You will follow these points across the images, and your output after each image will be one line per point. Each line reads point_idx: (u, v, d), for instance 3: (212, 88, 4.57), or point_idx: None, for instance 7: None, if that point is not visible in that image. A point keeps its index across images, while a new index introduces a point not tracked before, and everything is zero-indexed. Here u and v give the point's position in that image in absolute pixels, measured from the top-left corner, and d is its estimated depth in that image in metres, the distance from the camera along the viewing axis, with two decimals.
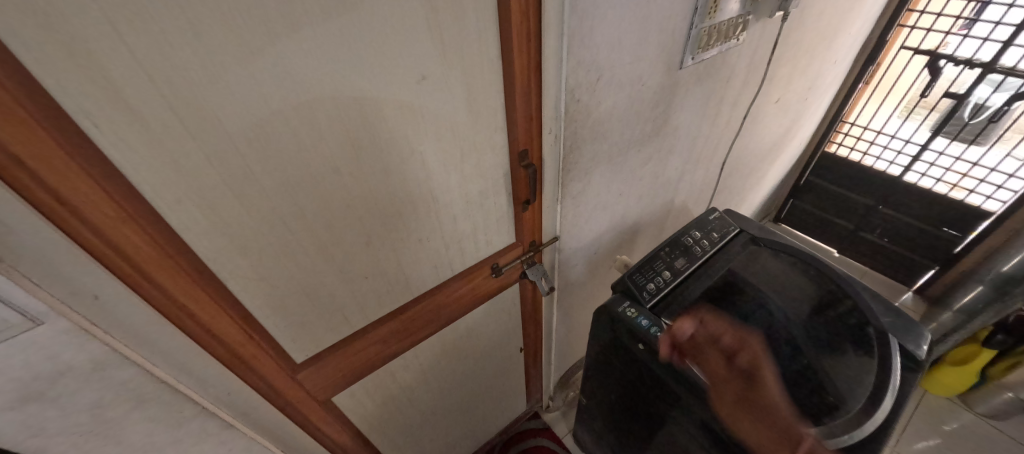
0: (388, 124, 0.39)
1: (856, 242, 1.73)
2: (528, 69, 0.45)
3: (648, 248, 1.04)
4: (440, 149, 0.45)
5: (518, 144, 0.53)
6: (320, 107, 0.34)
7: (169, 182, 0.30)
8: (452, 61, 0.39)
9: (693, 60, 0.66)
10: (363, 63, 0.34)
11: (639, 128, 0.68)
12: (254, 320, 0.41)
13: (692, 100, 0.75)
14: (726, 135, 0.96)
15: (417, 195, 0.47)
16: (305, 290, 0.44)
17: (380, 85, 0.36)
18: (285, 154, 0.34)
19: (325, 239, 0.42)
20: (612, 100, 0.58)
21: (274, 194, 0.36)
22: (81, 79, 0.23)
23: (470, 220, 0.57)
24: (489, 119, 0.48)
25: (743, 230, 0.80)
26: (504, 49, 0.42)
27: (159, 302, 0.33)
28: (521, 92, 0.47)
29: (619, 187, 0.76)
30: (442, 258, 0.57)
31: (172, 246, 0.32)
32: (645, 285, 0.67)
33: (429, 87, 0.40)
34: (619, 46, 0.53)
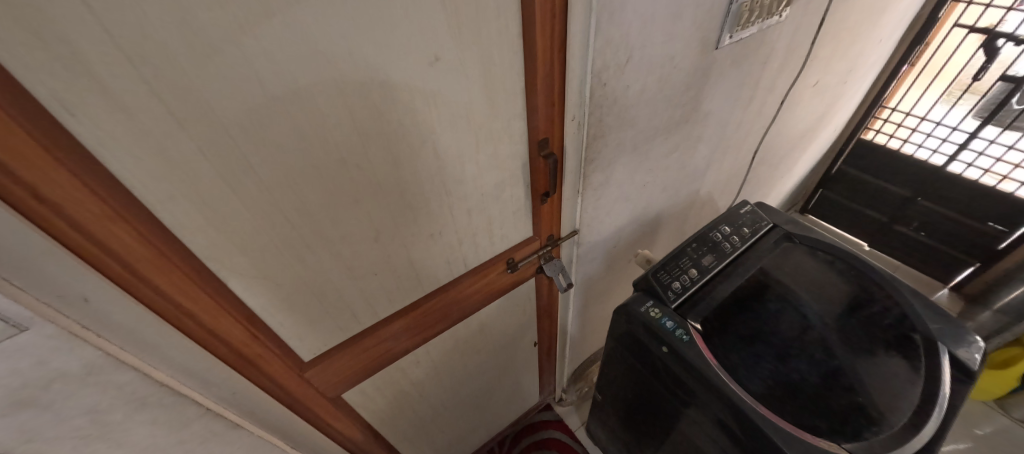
0: (398, 110, 0.36)
1: (889, 236, 1.64)
2: (551, 49, 0.41)
3: (669, 241, 0.99)
4: (454, 139, 0.42)
5: (538, 132, 0.48)
6: (324, 92, 0.31)
7: (160, 176, 0.27)
8: (469, 40, 0.35)
9: (731, 39, 0.61)
10: (371, 42, 0.30)
11: (667, 115, 0.63)
12: (259, 319, 0.40)
13: (726, 83, 0.69)
14: (759, 122, 0.89)
15: (429, 187, 0.44)
16: (312, 288, 0.41)
17: (390, 67, 0.33)
18: (286, 144, 0.31)
19: (332, 235, 0.39)
20: (640, 83, 0.53)
21: (276, 187, 0.33)
22: (51, 61, 0.20)
23: (485, 214, 0.53)
24: (506, 105, 0.43)
25: (776, 225, 0.74)
26: (526, 26, 0.38)
27: (155, 303, 0.31)
28: (543, 75, 0.43)
29: (643, 178, 0.71)
30: (455, 253, 0.54)
31: (167, 245, 0.30)
32: (670, 284, 0.63)
33: (443, 69, 0.36)
34: (653, 23, 0.48)
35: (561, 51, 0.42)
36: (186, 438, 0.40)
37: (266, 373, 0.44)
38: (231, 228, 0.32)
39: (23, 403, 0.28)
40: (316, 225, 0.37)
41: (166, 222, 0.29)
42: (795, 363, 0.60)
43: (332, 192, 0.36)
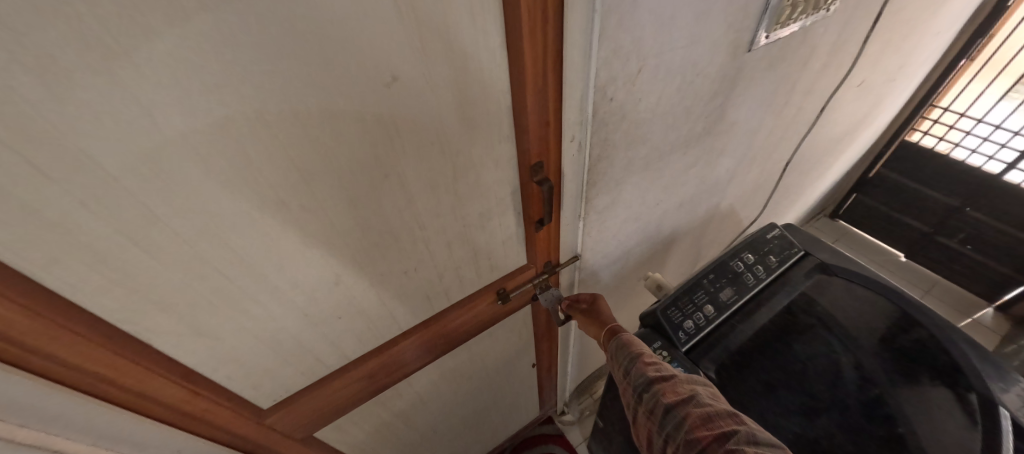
0: (349, 142, 0.30)
1: (928, 248, 1.50)
2: (540, 66, 0.34)
3: (684, 258, 0.91)
4: (423, 170, 0.36)
5: (529, 156, 0.42)
6: (250, 127, 0.25)
7: (42, 240, 0.23)
8: (437, 64, 0.29)
9: (767, 38, 0.51)
10: (306, 66, 0.24)
11: (686, 128, 0.55)
12: (196, 373, 0.37)
13: (757, 90, 0.60)
14: (792, 129, 0.79)
15: (396, 222, 0.39)
16: (253, 331, 0.38)
17: (334, 95, 0.27)
18: (208, 187, 0.27)
19: (274, 280, 0.36)
20: (655, 95, 0.45)
21: (200, 235, 0.29)
22: None
23: (467, 244, 0.48)
24: (489, 129, 0.37)
25: (808, 253, 0.65)
26: (510, 37, 0.31)
27: (60, 374, 0.29)
28: (534, 94, 0.36)
29: (657, 196, 0.63)
30: (433, 286, 0.50)
31: (65, 314, 0.27)
32: (682, 324, 0.55)
33: (405, 94, 0.29)
34: (672, 26, 0.40)
35: (556, 64, 0.35)
36: None
37: (213, 423, 0.41)
38: (146, 281, 0.29)
39: None
40: (252, 269, 0.34)
41: (55, 287, 0.26)
42: (819, 418, 0.53)
43: (268, 236, 0.32)
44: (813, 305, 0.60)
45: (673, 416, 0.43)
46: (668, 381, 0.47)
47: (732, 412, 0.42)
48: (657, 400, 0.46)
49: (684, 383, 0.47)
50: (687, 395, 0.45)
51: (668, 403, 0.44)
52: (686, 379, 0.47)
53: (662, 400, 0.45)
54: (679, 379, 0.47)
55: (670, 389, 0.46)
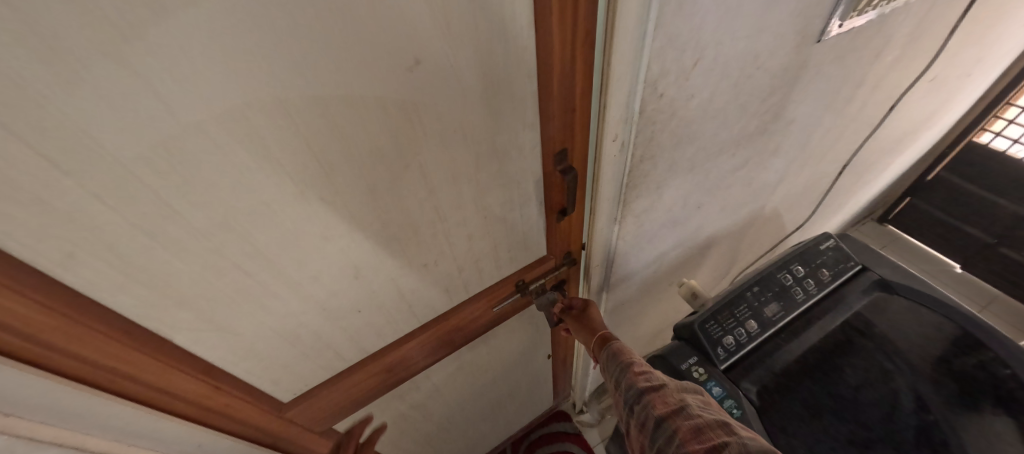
0: (372, 131, 0.28)
1: (991, 261, 1.32)
2: (568, 44, 0.31)
3: (719, 263, 0.85)
4: (445, 160, 0.34)
5: (553, 143, 0.40)
6: (272, 117, 0.24)
7: (66, 237, 0.23)
8: (464, 49, 0.27)
9: (840, 27, 0.46)
10: (327, 49, 0.22)
11: (738, 127, 0.50)
12: (217, 370, 0.38)
13: (819, 86, 0.54)
14: (852, 128, 0.71)
15: (418, 215, 0.38)
16: (269, 323, 0.38)
17: (358, 80, 0.25)
18: (228, 177, 0.26)
19: (291, 272, 0.35)
20: (709, 91, 0.41)
21: (220, 227, 0.28)
22: None
23: (488, 235, 0.47)
24: (518, 116, 0.35)
25: (866, 267, 0.59)
26: (539, 19, 0.28)
27: (84, 373, 0.29)
28: (561, 80, 0.34)
29: (699, 199, 0.58)
30: (453, 279, 0.49)
31: (87, 313, 0.27)
32: (721, 339, 0.51)
33: (427, 79, 0.27)
34: (737, 11, 0.35)
35: (586, 48, 0.33)
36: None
37: (235, 417, 0.42)
38: (166, 272, 0.29)
39: None
40: (272, 263, 0.33)
41: (72, 283, 0.26)
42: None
43: (286, 229, 0.32)
44: (867, 323, 0.55)
45: (664, 430, 0.40)
46: (657, 391, 0.44)
47: (724, 421, 0.38)
48: (647, 413, 0.43)
49: (675, 392, 0.44)
50: (677, 404, 0.42)
51: (658, 416, 0.41)
52: (677, 387, 0.44)
53: (652, 412, 0.42)
54: (669, 389, 0.44)
55: (659, 400, 0.43)
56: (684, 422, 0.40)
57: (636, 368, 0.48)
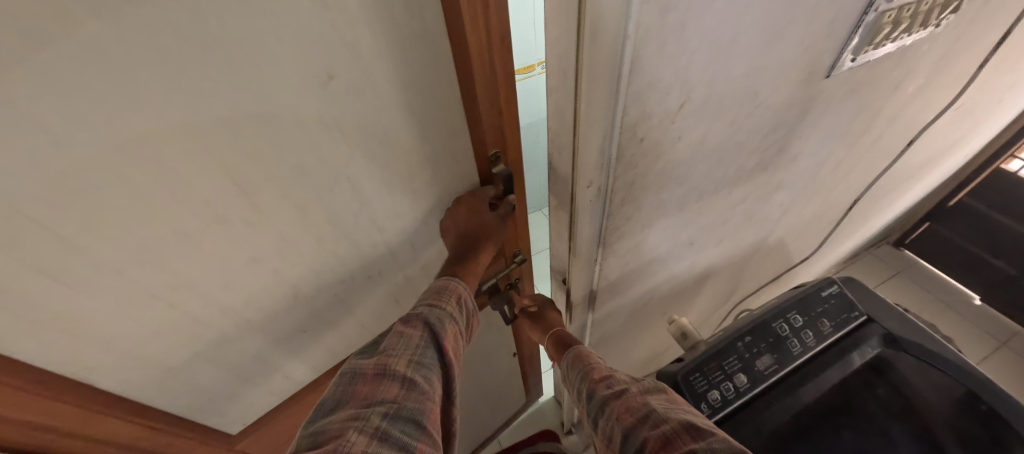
0: (287, 154, 0.26)
1: (1012, 293, 1.22)
2: (487, 48, 0.28)
3: (717, 293, 0.81)
4: (372, 171, 0.33)
5: (486, 147, 0.38)
6: (181, 151, 0.22)
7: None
8: (375, 58, 0.25)
9: (853, 62, 0.41)
10: (226, 76, 0.20)
11: (735, 165, 0.45)
12: (151, 409, 0.36)
13: (829, 121, 0.49)
14: (865, 160, 0.66)
15: (355, 229, 0.37)
16: (209, 356, 0.37)
17: (264, 102, 0.23)
18: (134, 217, 0.23)
19: (231, 303, 0.34)
20: (700, 132, 0.37)
21: (138, 268, 0.26)
22: None
23: (431, 238, 0.47)
24: (452, 119, 0.34)
25: (872, 319, 0.53)
26: (449, 20, 0.26)
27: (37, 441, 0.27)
28: (485, 85, 0.31)
29: (693, 235, 0.54)
30: (399, 287, 0.50)
31: (15, 378, 0.26)
32: (706, 394, 0.47)
33: (338, 92, 0.25)
34: (732, 50, 0.31)
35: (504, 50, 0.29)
36: None
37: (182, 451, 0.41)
38: (84, 323, 0.27)
39: None
40: (203, 298, 0.31)
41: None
42: None
43: (216, 262, 0.30)
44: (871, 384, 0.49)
45: (631, 440, 0.37)
46: (621, 398, 0.42)
47: (690, 423, 0.35)
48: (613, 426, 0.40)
49: (638, 397, 0.41)
50: (641, 409, 0.39)
51: (623, 428, 0.38)
52: (640, 392, 0.41)
53: (618, 424, 0.39)
54: (632, 394, 0.41)
55: (623, 408, 0.40)
56: (649, 424, 0.36)
57: (598, 375, 0.46)
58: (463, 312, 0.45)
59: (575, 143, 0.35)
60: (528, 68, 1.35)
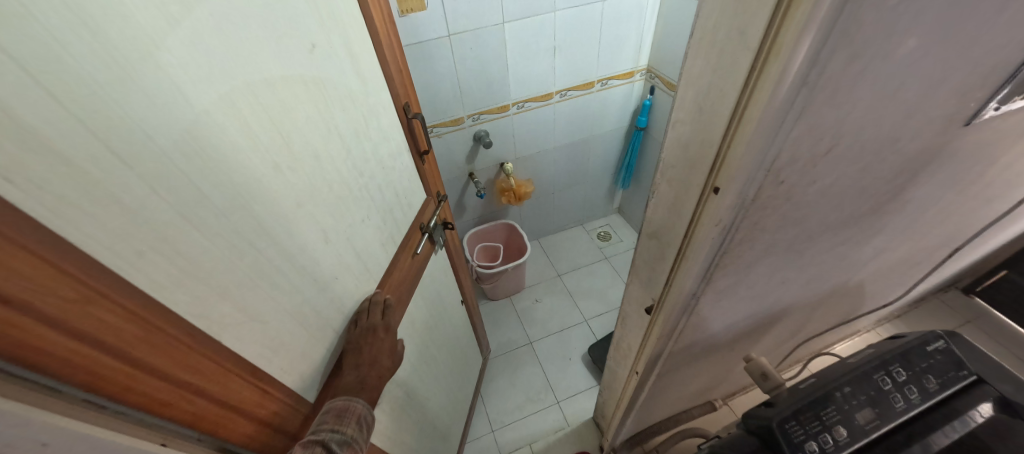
0: (309, 97, 0.45)
1: None
2: (381, 22, 0.58)
3: (787, 330, 0.78)
4: (346, 116, 0.52)
5: (400, 99, 0.66)
6: (243, 96, 0.37)
7: (125, 236, 0.28)
8: (328, 26, 0.47)
9: (996, 110, 0.39)
10: (262, 45, 0.38)
11: (850, 209, 0.44)
12: (259, 370, 0.42)
13: (950, 168, 0.47)
14: (967, 207, 0.62)
15: (348, 174, 0.54)
16: (284, 300, 0.45)
17: (280, 61, 0.41)
18: (226, 153, 0.36)
19: (293, 249, 0.46)
20: (833, 177, 0.36)
21: (249, 182, 0.39)
22: (36, 154, 0.23)
23: (389, 186, 0.66)
24: (370, 73, 0.57)
25: (982, 379, 0.48)
26: (363, 10, 0.54)
27: (166, 388, 0.32)
28: (385, 41, 0.60)
29: (786, 274, 0.53)
30: (385, 226, 0.66)
31: (163, 320, 0.31)
32: (805, 445, 0.45)
33: (317, 53, 0.46)
34: (892, 99, 0.30)
35: (387, 23, 0.60)
36: None
37: (252, 416, 0.41)
38: (205, 262, 0.35)
39: None
40: (282, 214, 0.44)
41: (144, 287, 0.29)
42: None
43: (271, 199, 0.42)
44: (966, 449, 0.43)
45: None
46: None
47: None
48: None
49: None
50: None
51: None
52: None
53: None
54: None
55: None
56: None
57: None
58: (364, 434, 0.52)
59: (705, 194, 0.36)
60: (590, 85, 1.36)
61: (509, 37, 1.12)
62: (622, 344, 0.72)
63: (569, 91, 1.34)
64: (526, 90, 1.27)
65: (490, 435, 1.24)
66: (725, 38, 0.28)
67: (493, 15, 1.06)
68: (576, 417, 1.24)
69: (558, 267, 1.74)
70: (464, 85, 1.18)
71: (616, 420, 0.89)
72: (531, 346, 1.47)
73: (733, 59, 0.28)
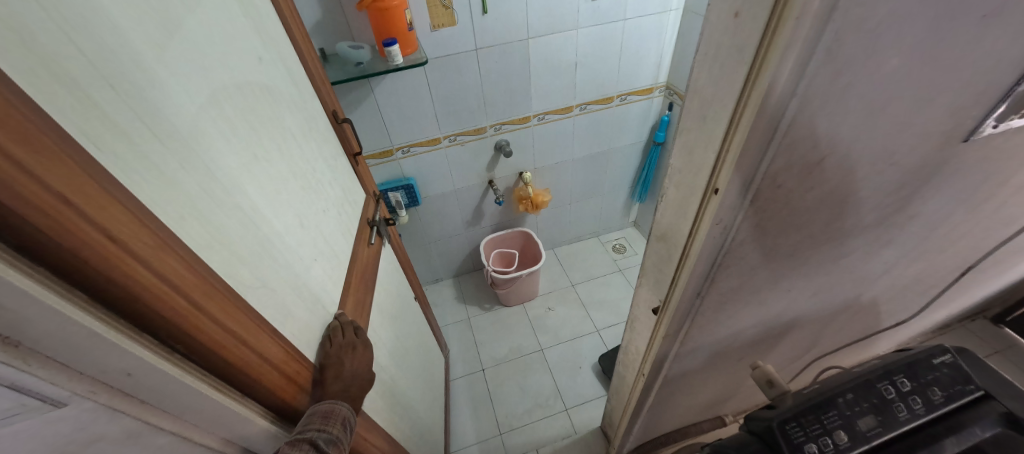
0: (264, 100, 0.50)
1: None
2: (301, 33, 0.66)
3: (797, 344, 0.78)
4: (295, 118, 0.58)
5: (329, 106, 0.73)
6: (220, 92, 0.42)
7: (167, 198, 0.32)
8: (265, 39, 0.53)
9: (994, 128, 0.41)
10: (226, 50, 0.44)
11: (855, 218, 0.46)
12: (281, 335, 0.44)
13: (955, 184, 0.48)
14: (982, 227, 0.62)
15: (307, 169, 0.59)
16: (294, 277, 0.49)
17: (241, 65, 0.46)
18: (220, 138, 0.40)
19: (280, 229, 0.49)
20: (832, 183, 0.39)
21: (241, 165, 0.43)
22: (104, 126, 0.28)
23: (339, 181, 0.71)
24: (304, 84, 0.64)
25: (991, 395, 0.48)
26: (286, 26, 0.61)
27: (216, 335, 0.34)
28: (307, 49, 0.67)
29: (792, 282, 0.54)
30: (342, 217, 0.69)
31: (207, 273, 0.34)
32: (804, 446, 0.46)
33: (263, 60, 0.52)
34: (881, 113, 0.33)
35: (305, 36, 0.68)
36: None
37: (285, 373, 0.44)
38: (226, 228, 0.39)
39: None
40: (270, 198, 0.47)
41: (187, 242, 0.33)
42: None
43: (260, 183, 0.46)
44: None
45: None
46: None
47: None
48: None
49: None
50: None
51: None
52: None
53: None
54: None
55: None
56: None
57: None
58: (348, 434, 0.49)
59: (707, 197, 0.39)
60: (608, 100, 1.40)
61: (532, 52, 1.18)
62: (629, 348, 0.74)
63: (588, 105, 1.39)
64: (548, 101, 1.32)
65: (497, 437, 1.25)
66: (725, 56, 0.32)
67: (518, 31, 1.13)
68: (584, 426, 1.24)
69: (571, 276, 1.76)
70: (488, 96, 1.24)
71: (622, 427, 0.90)
72: (541, 352, 1.49)
73: (731, 70, 0.31)
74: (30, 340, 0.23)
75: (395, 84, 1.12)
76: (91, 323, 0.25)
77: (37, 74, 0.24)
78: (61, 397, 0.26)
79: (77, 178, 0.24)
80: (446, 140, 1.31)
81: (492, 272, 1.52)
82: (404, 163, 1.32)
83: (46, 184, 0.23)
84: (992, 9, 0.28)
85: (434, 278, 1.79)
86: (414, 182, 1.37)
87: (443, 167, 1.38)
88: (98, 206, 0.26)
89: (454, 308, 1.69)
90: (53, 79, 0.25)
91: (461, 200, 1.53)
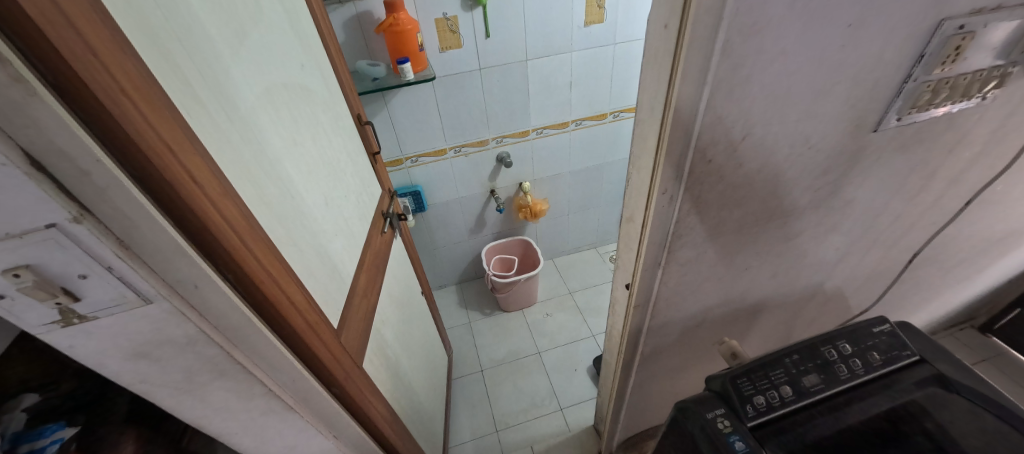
0: (303, 98, 0.61)
1: None
2: (337, 48, 0.78)
3: (771, 331, 0.84)
4: (326, 115, 0.69)
5: (355, 110, 0.84)
6: (270, 87, 0.52)
7: (230, 161, 0.42)
8: (309, 51, 0.65)
9: (898, 120, 0.49)
10: (278, 57, 0.55)
11: (790, 198, 0.54)
12: (305, 289, 0.52)
13: (881, 172, 0.56)
14: (925, 219, 0.69)
15: (333, 159, 0.69)
16: (317, 245, 0.58)
17: (288, 69, 0.58)
18: (269, 123, 0.51)
19: (309, 202, 0.58)
20: (758, 162, 0.47)
21: (281, 145, 0.53)
22: (193, 99, 0.38)
23: (360, 175, 0.82)
24: (336, 90, 0.75)
25: (925, 360, 0.54)
26: (326, 42, 0.73)
27: (258, 272, 0.42)
28: (340, 62, 0.79)
29: (748, 259, 0.62)
30: (361, 204, 0.79)
31: (252, 223, 0.43)
32: (752, 397, 0.52)
33: (305, 67, 0.63)
34: (786, 100, 0.42)
35: (339, 51, 0.80)
36: (251, 407, 0.49)
37: (307, 320, 0.50)
38: (268, 192, 0.48)
39: (140, 353, 0.38)
40: (302, 175, 0.57)
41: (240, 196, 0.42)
42: None
43: (296, 162, 0.56)
44: (912, 416, 0.48)
45: None
46: None
47: None
48: None
49: None
50: None
51: None
52: None
53: None
54: None
55: None
56: None
57: None
58: None
59: (653, 173, 0.47)
60: (603, 116, 1.51)
61: (531, 72, 1.31)
62: (611, 331, 0.80)
63: (584, 121, 1.50)
64: (546, 116, 1.44)
65: (494, 434, 1.28)
66: (657, 59, 0.41)
67: (518, 53, 1.25)
68: (578, 424, 1.27)
69: (569, 284, 1.83)
70: (491, 111, 1.36)
71: (609, 413, 0.94)
72: (539, 355, 1.53)
73: (660, 69, 0.41)
74: (136, 244, 0.32)
75: (407, 99, 1.25)
76: (176, 239, 0.34)
77: (157, 59, 0.34)
78: (149, 294, 0.34)
79: (176, 132, 0.34)
80: (451, 151, 1.42)
81: (492, 277, 1.59)
82: (413, 172, 1.43)
83: (159, 132, 0.32)
84: (855, 19, 0.38)
85: (438, 284, 1.87)
86: (421, 189, 1.48)
87: (448, 176, 1.49)
88: (188, 154, 0.35)
89: (456, 313, 1.75)
90: (165, 64, 0.35)
91: (465, 208, 1.63)
